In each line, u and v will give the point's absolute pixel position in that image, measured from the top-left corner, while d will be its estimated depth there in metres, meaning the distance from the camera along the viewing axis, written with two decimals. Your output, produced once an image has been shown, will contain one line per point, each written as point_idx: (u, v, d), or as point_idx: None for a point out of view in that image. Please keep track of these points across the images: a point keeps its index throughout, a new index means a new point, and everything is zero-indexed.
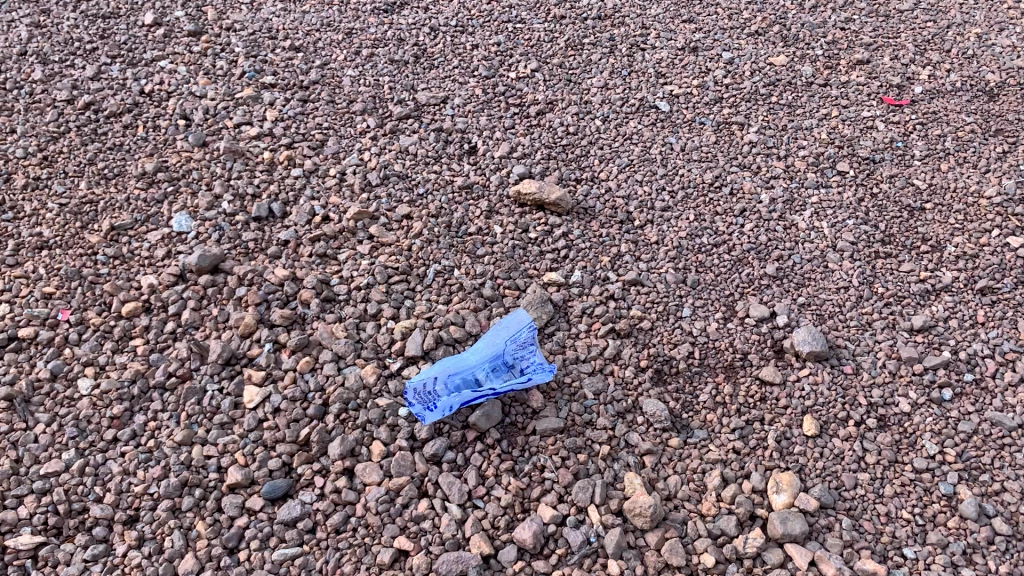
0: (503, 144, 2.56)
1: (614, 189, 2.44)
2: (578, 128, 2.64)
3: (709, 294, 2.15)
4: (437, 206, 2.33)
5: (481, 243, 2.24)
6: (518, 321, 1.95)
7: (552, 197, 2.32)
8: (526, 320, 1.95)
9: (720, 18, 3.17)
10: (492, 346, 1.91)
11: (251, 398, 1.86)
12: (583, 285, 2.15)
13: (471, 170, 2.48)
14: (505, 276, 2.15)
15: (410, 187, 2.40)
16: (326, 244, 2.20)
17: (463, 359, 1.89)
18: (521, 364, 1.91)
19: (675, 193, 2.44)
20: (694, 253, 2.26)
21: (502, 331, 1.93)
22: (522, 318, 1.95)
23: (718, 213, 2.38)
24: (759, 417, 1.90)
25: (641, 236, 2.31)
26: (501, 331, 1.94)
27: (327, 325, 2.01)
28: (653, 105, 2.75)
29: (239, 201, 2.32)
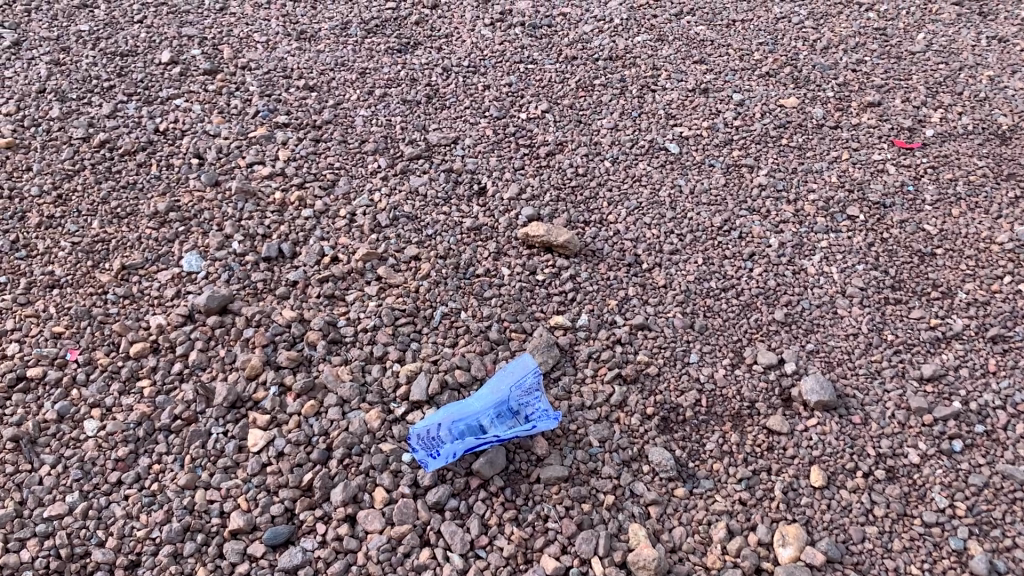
0: (512, 186, 2.57)
1: (623, 231, 2.43)
2: (587, 170, 2.65)
3: (717, 339, 2.13)
4: (445, 247, 2.34)
5: (489, 285, 2.24)
6: (523, 367, 1.94)
7: (560, 239, 2.31)
8: (530, 367, 1.94)
9: (731, 59, 3.19)
10: (497, 393, 1.91)
11: (255, 442, 1.86)
12: (590, 329, 2.13)
13: (479, 212, 2.48)
14: (512, 318, 2.14)
15: (419, 228, 2.40)
16: (334, 284, 2.21)
17: (468, 407, 1.89)
18: (526, 411, 1.90)
19: (684, 236, 2.43)
20: (703, 297, 2.24)
21: (507, 377, 1.93)
22: (527, 365, 1.94)
23: (727, 257, 2.37)
24: (766, 467, 1.88)
25: (648, 279, 2.29)
26: (506, 378, 1.93)
27: (334, 367, 2.01)
28: (663, 147, 2.76)
29: (249, 241, 2.33)
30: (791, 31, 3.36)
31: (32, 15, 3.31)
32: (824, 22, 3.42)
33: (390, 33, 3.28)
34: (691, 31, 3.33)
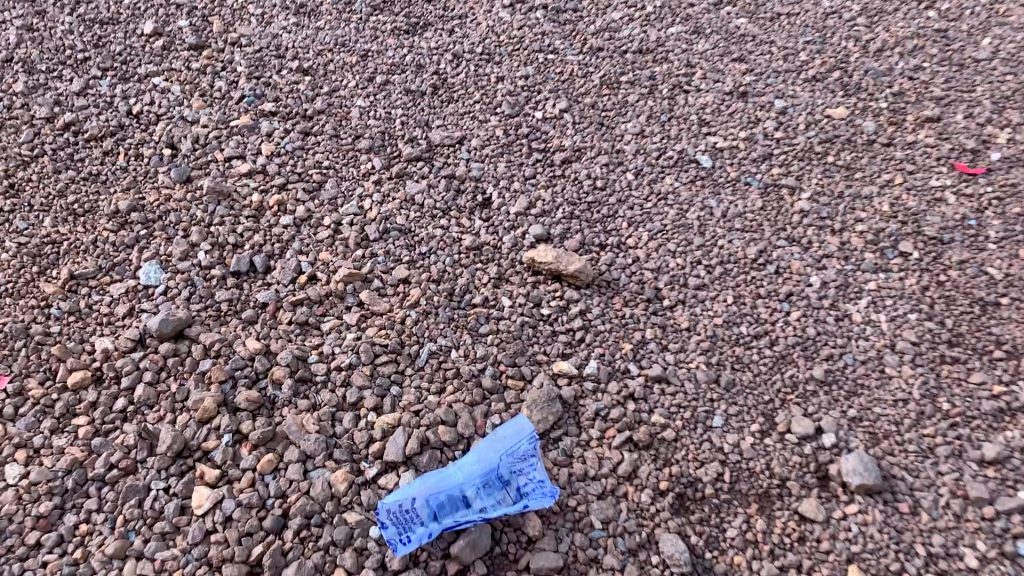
0: (520, 198, 2.24)
1: (643, 259, 2.13)
2: (606, 183, 2.32)
3: (746, 399, 1.85)
4: (439, 269, 2.04)
5: (486, 318, 1.95)
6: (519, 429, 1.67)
7: (570, 268, 2.00)
8: (527, 431, 1.67)
9: (775, 60, 2.86)
10: (485, 458, 1.63)
11: (200, 502, 1.60)
12: (599, 379, 1.84)
13: (481, 228, 2.17)
14: (510, 361, 1.86)
15: (412, 244, 2.10)
16: (308, 310, 1.93)
17: (450, 475, 1.61)
18: (518, 480, 1.62)
19: (712, 268, 2.12)
20: (731, 345, 1.95)
21: (499, 441, 1.66)
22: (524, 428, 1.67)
23: (760, 297, 2.07)
24: (796, 564, 1.62)
25: (670, 319, 1.99)
26: (497, 442, 1.66)
27: (299, 414, 1.74)
28: (693, 159, 2.44)
29: (218, 251, 2.05)
30: (842, 29, 3.02)
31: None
32: (879, 20, 3.07)
33: (398, 11, 2.96)
34: (732, 24, 2.99)
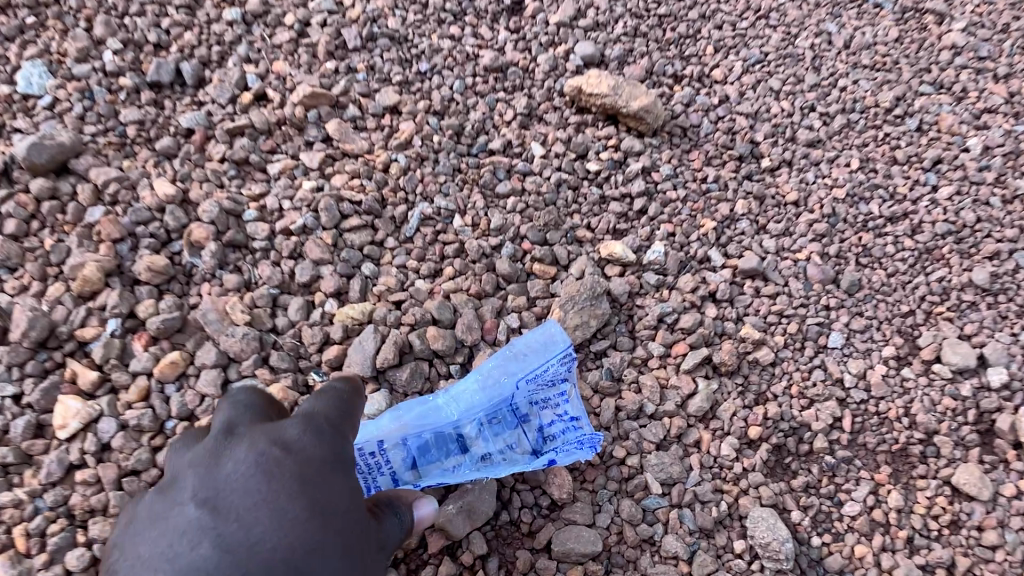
0: (566, 3, 1.57)
1: (734, 99, 1.50)
2: None
3: (876, 310, 1.28)
4: (444, 96, 1.42)
5: (507, 171, 1.36)
6: (548, 344, 1.12)
7: (632, 106, 1.39)
8: (560, 346, 1.12)
9: None
10: (495, 384, 1.10)
11: (64, 422, 1.06)
12: (666, 270, 1.28)
13: (507, 40, 1.52)
14: (538, 238, 1.29)
15: (407, 58, 1.48)
16: (252, 144, 1.34)
17: (440, 406, 1.09)
18: (545, 418, 1.10)
19: (830, 117, 1.51)
20: (858, 230, 1.36)
21: (516, 359, 1.12)
22: (554, 342, 1.12)
23: (897, 162, 1.46)
24: (948, 563, 1.09)
25: (770, 186, 1.40)
26: (513, 359, 1.11)
27: (224, 295, 1.19)
28: None
29: (132, 52, 1.43)
30: None
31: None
32: None
33: None
34: None
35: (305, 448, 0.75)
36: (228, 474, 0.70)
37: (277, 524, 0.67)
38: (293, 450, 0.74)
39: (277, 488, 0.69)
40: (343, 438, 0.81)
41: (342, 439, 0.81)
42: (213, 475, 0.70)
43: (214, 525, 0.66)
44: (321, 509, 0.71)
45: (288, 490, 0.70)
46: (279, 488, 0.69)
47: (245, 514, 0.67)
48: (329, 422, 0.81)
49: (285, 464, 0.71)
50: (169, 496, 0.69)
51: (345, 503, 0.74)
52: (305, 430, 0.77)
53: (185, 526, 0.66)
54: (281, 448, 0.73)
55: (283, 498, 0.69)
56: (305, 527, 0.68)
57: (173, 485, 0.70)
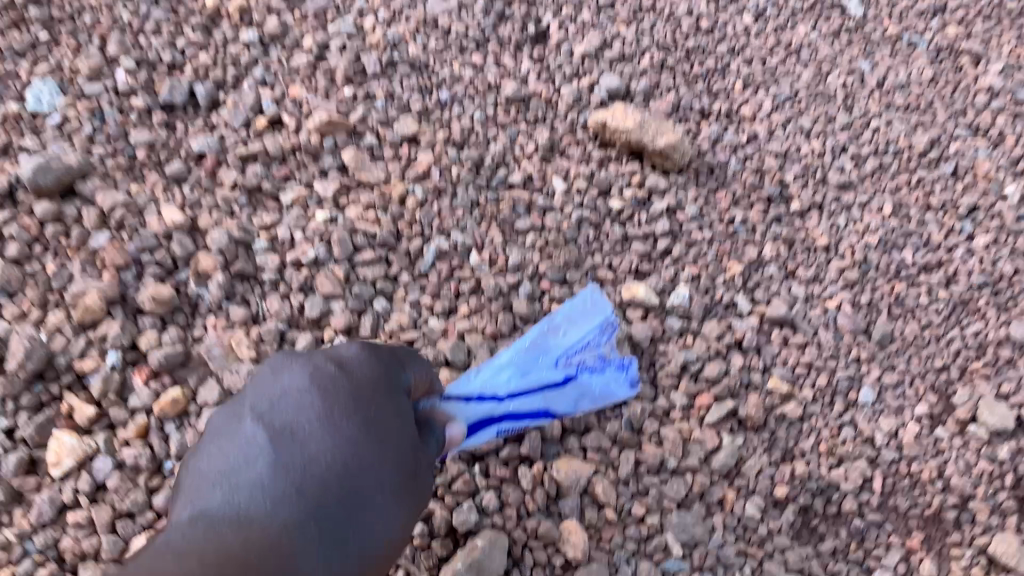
0: (591, 34, 1.54)
1: (763, 137, 1.46)
2: (715, 23, 1.61)
3: (909, 364, 1.22)
4: (464, 127, 1.39)
5: (527, 206, 1.32)
6: (587, 317, 1.17)
7: (659, 143, 1.35)
8: (599, 318, 1.16)
9: None
10: (537, 359, 1.11)
11: (59, 459, 1.02)
12: (690, 315, 1.23)
13: (531, 70, 1.48)
14: (557, 277, 1.25)
15: (427, 86, 1.43)
16: (264, 171, 1.30)
17: (469, 379, 1.06)
18: (576, 398, 1.10)
19: (862, 159, 1.46)
20: (890, 280, 1.31)
21: (552, 336, 1.14)
22: (596, 315, 1.17)
23: (932, 209, 1.41)
24: None
25: (800, 231, 1.35)
26: (547, 334, 1.14)
27: (230, 329, 1.15)
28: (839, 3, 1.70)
29: (145, 73, 1.39)
30: None
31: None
32: None
33: None
34: None
35: (359, 370, 0.86)
36: (288, 392, 0.83)
37: (328, 442, 0.80)
38: (348, 370, 0.86)
39: (331, 407, 0.82)
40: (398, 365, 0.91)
41: (398, 366, 0.91)
42: (275, 392, 0.83)
43: (274, 442, 0.79)
44: (372, 427, 0.83)
45: (344, 408, 0.83)
46: (334, 407, 0.82)
47: (303, 431, 0.80)
48: (383, 350, 0.91)
49: (337, 387, 0.84)
50: (237, 409, 0.83)
51: (396, 423, 0.85)
52: (360, 353, 0.88)
53: (248, 439, 0.79)
54: (342, 366, 0.86)
55: (338, 417, 0.82)
56: (361, 442, 0.81)
57: (242, 399, 0.83)
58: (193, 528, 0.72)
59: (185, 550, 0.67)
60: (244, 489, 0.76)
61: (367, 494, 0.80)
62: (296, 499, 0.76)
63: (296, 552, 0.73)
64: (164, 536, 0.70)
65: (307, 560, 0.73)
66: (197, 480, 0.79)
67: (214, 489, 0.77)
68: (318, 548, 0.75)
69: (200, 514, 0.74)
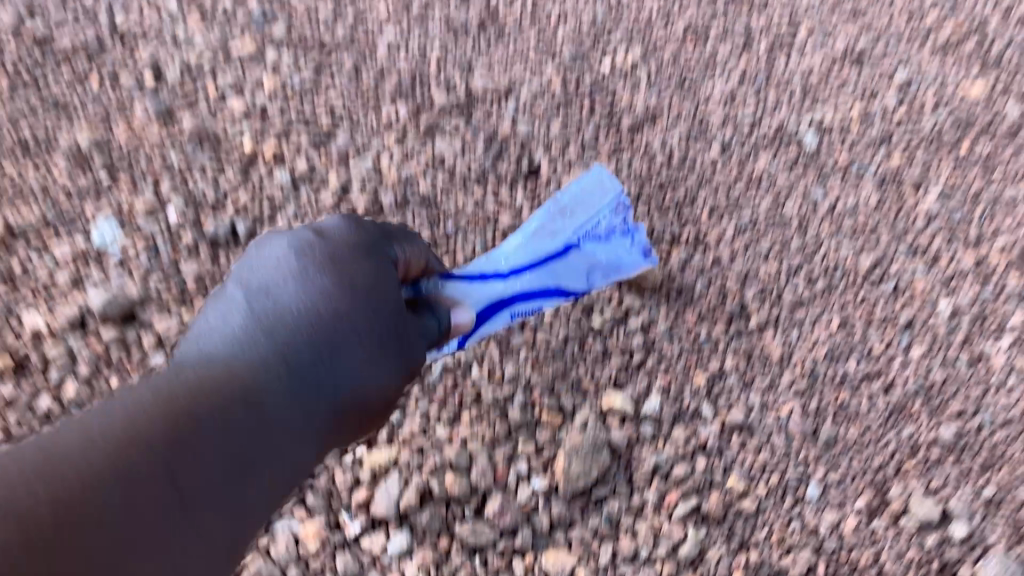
0: (576, 169, 1.79)
1: (726, 261, 1.68)
2: (685, 156, 1.86)
3: (850, 463, 1.42)
4: (467, 257, 1.64)
5: (520, 325, 1.55)
6: (601, 182, 1.59)
7: (634, 271, 1.59)
8: (611, 196, 1.57)
9: (896, 20, 2.14)
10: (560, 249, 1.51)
11: None
12: (660, 421, 1.46)
13: (525, 203, 1.73)
14: (547, 389, 1.49)
15: (435, 220, 1.70)
16: None
17: (508, 267, 1.46)
18: (593, 261, 1.53)
19: (813, 280, 1.67)
20: (835, 387, 1.51)
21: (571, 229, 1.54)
22: (606, 181, 1.59)
23: (874, 322, 1.61)
24: None
25: (758, 345, 1.56)
26: (562, 213, 1.57)
27: None
28: (795, 136, 1.92)
29: (193, 211, 1.65)
30: None
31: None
32: None
33: None
34: None
35: (339, 244, 1.07)
36: (277, 258, 1.02)
37: (308, 295, 1.00)
38: (330, 244, 1.06)
39: (313, 269, 1.02)
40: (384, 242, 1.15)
41: (377, 245, 1.12)
42: (265, 261, 1.03)
43: (262, 296, 0.99)
44: (349, 286, 1.02)
45: (325, 270, 1.02)
46: (315, 268, 1.02)
47: (287, 288, 1.00)
48: (366, 233, 1.11)
49: (318, 253, 1.04)
50: (236, 277, 1.03)
51: (373, 281, 1.06)
52: (343, 232, 1.09)
53: (240, 298, 0.99)
54: (326, 240, 1.06)
55: (318, 276, 1.01)
56: (337, 295, 1.01)
57: (239, 271, 1.03)
58: (189, 364, 0.91)
59: (176, 380, 0.86)
60: (234, 333, 0.95)
61: (341, 338, 0.99)
62: (276, 343, 0.95)
63: (273, 381, 0.92)
64: (176, 360, 0.91)
65: (293, 383, 0.93)
66: (198, 333, 0.98)
67: (208, 338, 0.96)
68: (303, 373, 0.95)
69: (195, 354, 0.93)
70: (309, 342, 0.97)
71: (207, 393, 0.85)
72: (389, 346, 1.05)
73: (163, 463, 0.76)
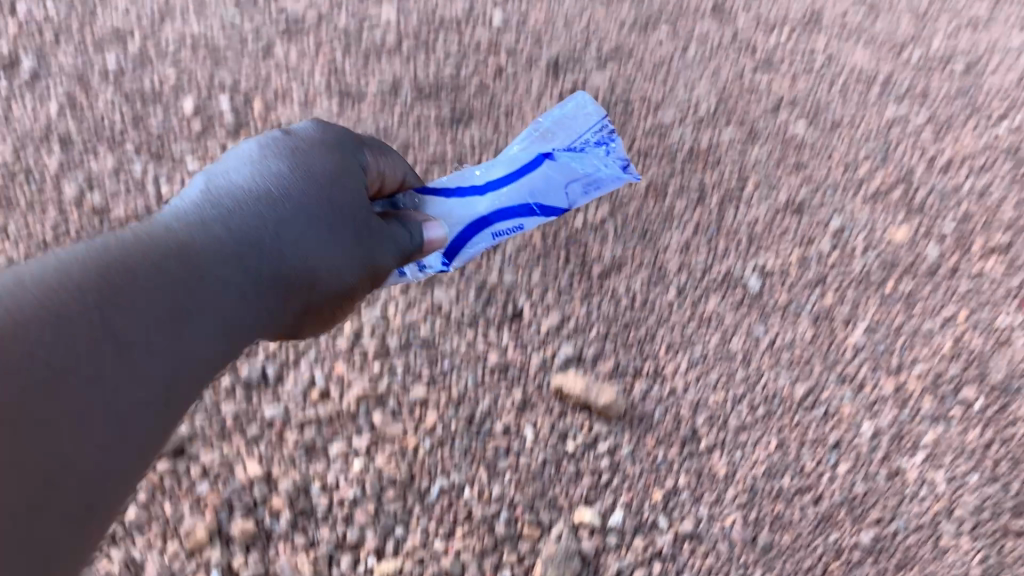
0: (553, 313, 2.09)
1: (681, 391, 1.98)
2: (647, 300, 2.13)
3: (784, 564, 1.75)
4: (461, 390, 1.95)
5: (504, 451, 1.86)
6: (580, 108, 2.07)
7: (602, 401, 1.90)
8: (591, 118, 2.04)
9: (833, 170, 2.38)
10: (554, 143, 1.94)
11: None
12: (624, 531, 1.77)
13: (510, 343, 2.03)
14: (527, 505, 1.79)
15: (434, 359, 1.99)
16: (316, 431, 1.87)
17: (506, 173, 1.85)
18: (571, 174, 1.87)
19: (755, 406, 1.96)
20: (772, 499, 1.83)
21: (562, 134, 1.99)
22: (585, 107, 2.07)
23: (806, 442, 1.90)
24: None
25: (706, 465, 1.87)
26: (542, 138, 1.98)
27: (295, 553, 1.71)
28: (741, 282, 2.17)
29: None
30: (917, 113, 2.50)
31: (28, 11, 2.87)
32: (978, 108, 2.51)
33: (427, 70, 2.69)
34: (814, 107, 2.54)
35: (308, 158, 1.41)
36: (259, 164, 1.37)
37: (278, 191, 1.34)
38: (300, 158, 1.40)
39: (286, 174, 1.37)
40: (356, 148, 1.52)
41: (342, 159, 1.46)
42: (249, 166, 1.37)
43: (244, 188, 1.33)
44: (312, 191, 1.36)
45: (294, 176, 1.37)
46: (288, 175, 1.37)
47: (263, 187, 1.33)
48: (336, 147, 1.47)
49: (289, 167, 1.38)
50: (224, 171, 1.36)
51: (331, 186, 1.40)
52: (311, 147, 1.43)
53: (226, 189, 1.32)
54: (299, 152, 1.41)
55: (289, 181, 1.36)
56: (304, 195, 1.35)
57: (228, 167, 1.37)
58: (177, 221, 1.22)
59: (164, 231, 1.17)
60: (216, 208, 1.27)
61: (300, 222, 1.32)
62: (249, 221, 1.28)
63: (243, 244, 1.24)
64: (166, 218, 1.21)
65: (258, 254, 1.25)
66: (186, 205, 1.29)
67: (196, 207, 1.27)
68: (269, 235, 1.28)
69: (183, 214, 1.25)
70: (272, 217, 1.30)
71: (169, 254, 1.10)
72: (341, 232, 1.38)
73: (96, 314, 0.93)
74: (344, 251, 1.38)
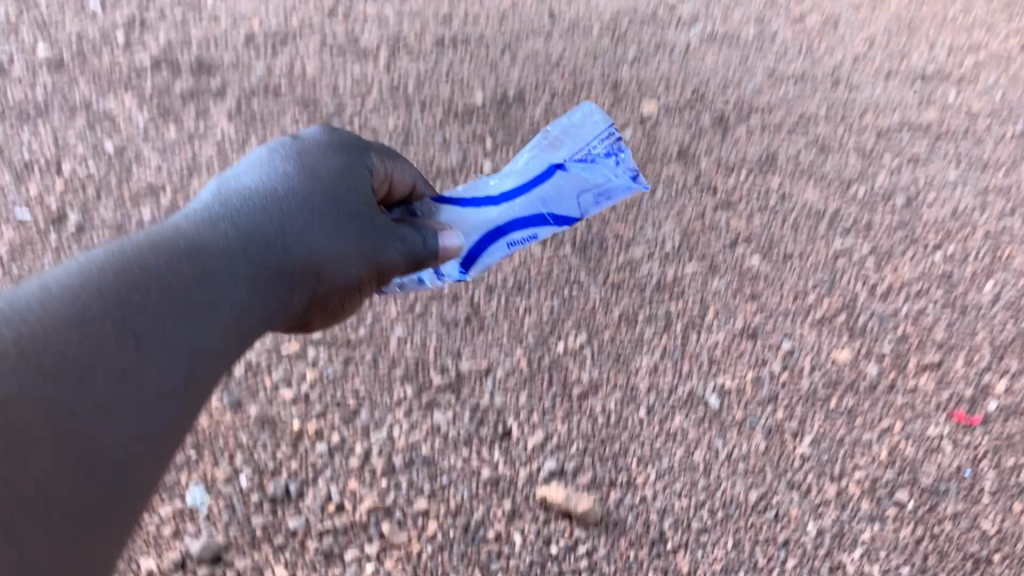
0: (538, 432, 2.38)
1: (649, 499, 2.27)
2: (619, 419, 2.42)
3: None
4: (458, 501, 2.24)
5: (497, 555, 2.15)
6: (590, 120, 2.20)
7: (580, 508, 2.19)
8: (600, 127, 2.17)
9: (785, 299, 2.73)
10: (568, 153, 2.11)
11: None
12: None
13: (500, 460, 2.33)
14: None
15: (433, 475, 2.28)
16: (333, 539, 2.15)
17: (526, 181, 2.03)
18: (581, 183, 2.04)
19: (714, 511, 2.25)
20: None
21: (573, 142, 2.15)
22: (595, 118, 2.20)
23: (760, 541, 2.19)
24: None
25: (672, 564, 2.16)
26: (552, 147, 2.15)
27: None
28: (702, 400, 2.47)
29: (258, 477, 2.25)
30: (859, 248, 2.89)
31: (66, 156, 3.09)
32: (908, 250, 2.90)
33: None
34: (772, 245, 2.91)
35: (316, 163, 1.63)
36: (274, 168, 1.59)
37: (293, 188, 1.56)
38: (310, 161, 1.62)
39: (299, 177, 1.58)
40: (361, 152, 1.75)
41: (348, 162, 1.69)
42: (266, 168, 1.59)
43: (262, 187, 1.54)
44: (324, 191, 1.59)
45: (306, 178, 1.59)
46: (301, 177, 1.58)
47: (280, 187, 1.55)
48: (344, 150, 1.70)
49: (300, 168, 1.60)
50: (243, 174, 1.58)
51: (339, 188, 1.62)
52: (320, 151, 1.65)
53: (243, 189, 1.53)
54: (307, 159, 1.62)
55: (303, 181, 1.58)
56: (313, 192, 1.57)
57: (249, 170, 1.59)
58: (203, 216, 1.42)
59: (190, 226, 1.36)
60: (238, 204, 1.48)
61: (312, 218, 1.54)
62: (266, 216, 1.48)
63: (265, 236, 1.45)
64: (192, 215, 1.41)
65: (282, 245, 1.47)
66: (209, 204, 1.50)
67: (220, 202, 1.48)
68: (279, 228, 1.48)
69: (210, 209, 1.46)
70: (282, 213, 1.51)
71: (186, 253, 1.27)
72: (348, 230, 1.60)
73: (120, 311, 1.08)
74: (349, 246, 1.59)
